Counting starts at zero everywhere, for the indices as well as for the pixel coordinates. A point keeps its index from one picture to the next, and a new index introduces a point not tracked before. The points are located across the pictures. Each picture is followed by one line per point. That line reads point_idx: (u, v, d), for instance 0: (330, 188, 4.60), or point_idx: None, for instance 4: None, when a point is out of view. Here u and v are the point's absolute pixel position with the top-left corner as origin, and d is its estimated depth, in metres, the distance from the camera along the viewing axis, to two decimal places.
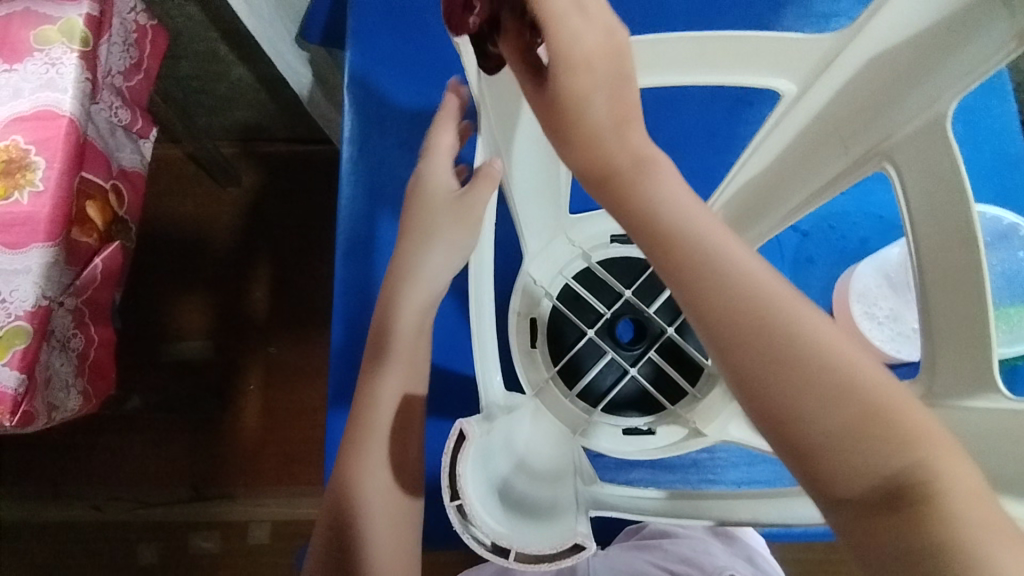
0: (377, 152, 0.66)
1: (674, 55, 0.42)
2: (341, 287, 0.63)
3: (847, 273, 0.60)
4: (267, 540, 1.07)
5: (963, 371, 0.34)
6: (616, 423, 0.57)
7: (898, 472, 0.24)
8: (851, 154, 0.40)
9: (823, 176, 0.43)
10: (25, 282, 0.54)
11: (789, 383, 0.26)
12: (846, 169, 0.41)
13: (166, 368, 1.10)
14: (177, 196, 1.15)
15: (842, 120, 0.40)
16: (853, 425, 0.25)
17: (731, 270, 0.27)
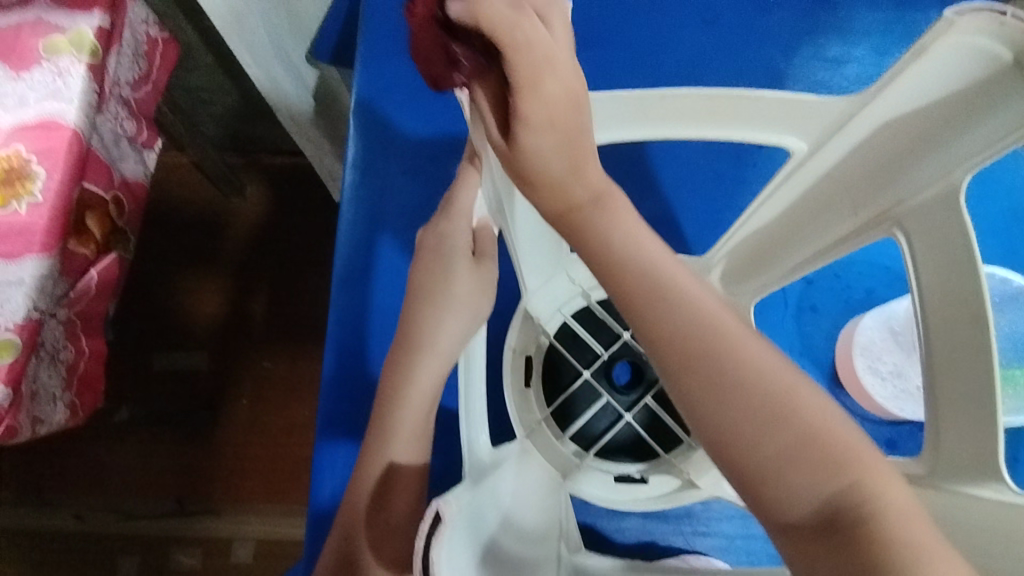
0: (380, 178, 0.66)
1: (683, 109, 0.40)
2: (336, 315, 0.62)
3: (851, 324, 0.59)
4: (250, 560, 1.05)
5: (968, 454, 0.33)
6: (609, 469, 0.56)
7: (836, 494, 0.25)
8: (859, 217, 0.40)
9: (831, 235, 0.42)
10: (17, 294, 0.52)
11: (728, 412, 0.26)
12: (855, 229, 0.41)
13: (160, 377, 1.09)
14: (180, 205, 1.14)
15: (853, 183, 0.40)
16: (791, 450, 0.26)
17: (684, 309, 0.27)
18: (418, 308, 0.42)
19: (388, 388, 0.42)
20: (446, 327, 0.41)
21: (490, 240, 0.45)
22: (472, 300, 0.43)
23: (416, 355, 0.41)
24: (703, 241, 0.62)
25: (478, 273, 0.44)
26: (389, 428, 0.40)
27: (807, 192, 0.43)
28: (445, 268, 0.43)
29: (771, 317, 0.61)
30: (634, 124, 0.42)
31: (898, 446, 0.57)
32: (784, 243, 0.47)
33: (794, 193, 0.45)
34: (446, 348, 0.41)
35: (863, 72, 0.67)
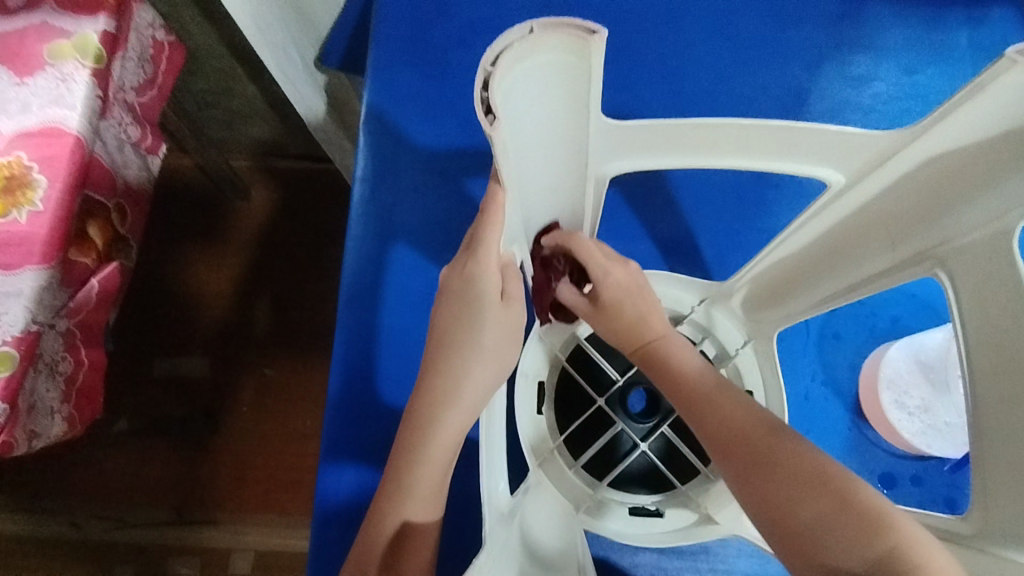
0: (389, 194, 0.64)
1: (715, 140, 0.38)
2: (343, 336, 0.60)
3: (878, 354, 0.57)
4: (248, 571, 1.03)
5: (1021, 517, 0.30)
6: (623, 501, 0.54)
7: (880, 554, 0.32)
8: (898, 253, 0.39)
9: (865, 268, 0.41)
10: (15, 305, 0.51)
11: (769, 478, 0.36)
12: (892, 265, 0.40)
13: (160, 384, 1.07)
14: (184, 208, 1.13)
15: (890, 219, 0.38)
16: (824, 512, 0.33)
17: (725, 407, 0.39)
18: (442, 358, 0.40)
19: (406, 441, 0.40)
20: (471, 381, 0.40)
21: (516, 276, 0.42)
22: (499, 352, 0.41)
23: (438, 410, 0.39)
24: (723, 266, 0.60)
25: (507, 316, 0.41)
26: (409, 488, 0.39)
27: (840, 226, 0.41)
28: (475, 315, 0.40)
29: (792, 345, 0.59)
30: (664, 156, 0.41)
31: (923, 484, 0.55)
32: (812, 277, 0.45)
33: (822, 228, 0.42)
34: (470, 402, 0.40)
35: (891, 88, 0.65)
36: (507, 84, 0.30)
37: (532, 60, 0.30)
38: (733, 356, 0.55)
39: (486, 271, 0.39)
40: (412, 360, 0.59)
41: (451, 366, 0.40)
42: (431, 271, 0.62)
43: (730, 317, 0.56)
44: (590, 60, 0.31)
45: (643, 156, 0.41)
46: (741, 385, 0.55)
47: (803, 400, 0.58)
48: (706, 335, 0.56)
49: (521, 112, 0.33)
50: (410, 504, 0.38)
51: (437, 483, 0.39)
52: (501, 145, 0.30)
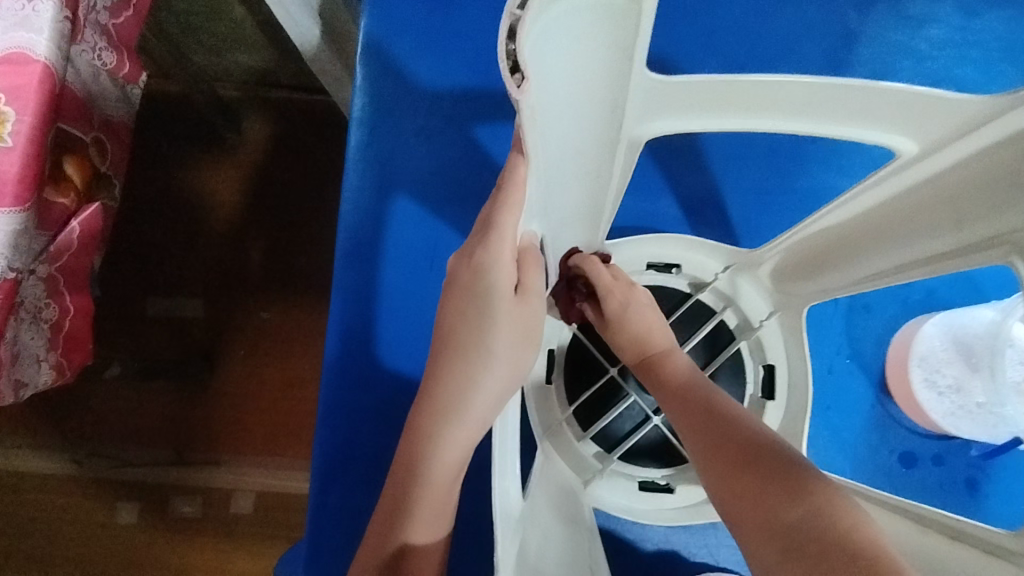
0: (388, 140, 0.58)
1: (780, 99, 0.35)
2: (339, 296, 0.56)
3: (910, 329, 0.53)
4: (249, 511, 1.02)
5: None
6: (632, 474, 0.52)
7: (802, 515, 0.31)
8: (960, 236, 0.34)
9: (924, 247, 0.36)
10: None
11: (718, 447, 0.36)
12: (953, 249, 0.34)
13: (155, 324, 1.04)
14: (173, 140, 1.06)
15: (962, 196, 0.33)
16: (762, 476, 0.33)
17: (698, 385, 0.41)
18: (451, 363, 0.38)
19: (411, 450, 0.39)
20: (481, 390, 0.38)
21: (534, 261, 0.38)
22: (512, 357, 0.39)
23: (443, 421, 0.38)
24: (748, 227, 0.58)
25: (523, 311, 0.38)
26: (409, 510, 0.38)
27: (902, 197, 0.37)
28: (487, 312, 0.37)
29: (819, 315, 0.56)
30: (708, 111, 0.37)
31: (945, 464, 0.53)
32: (859, 251, 0.41)
33: (879, 198, 0.38)
34: (477, 416, 0.38)
35: (951, 33, 0.58)
36: (538, 31, 0.24)
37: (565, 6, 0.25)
38: (756, 328, 0.52)
39: (499, 263, 0.35)
40: (414, 324, 0.56)
41: (459, 374, 0.38)
42: (434, 226, 0.57)
43: (755, 287, 0.53)
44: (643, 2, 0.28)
45: (687, 116, 0.38)
46: (762, 358, 0.53)
47: (827, 373, 0.55)
48: (729, 305, 0.53)
49: (552, 69, 0.27)
50: (412, 522, 0.38)
51: (445, 492, 0.39)
52: (529, 112, 0.25)
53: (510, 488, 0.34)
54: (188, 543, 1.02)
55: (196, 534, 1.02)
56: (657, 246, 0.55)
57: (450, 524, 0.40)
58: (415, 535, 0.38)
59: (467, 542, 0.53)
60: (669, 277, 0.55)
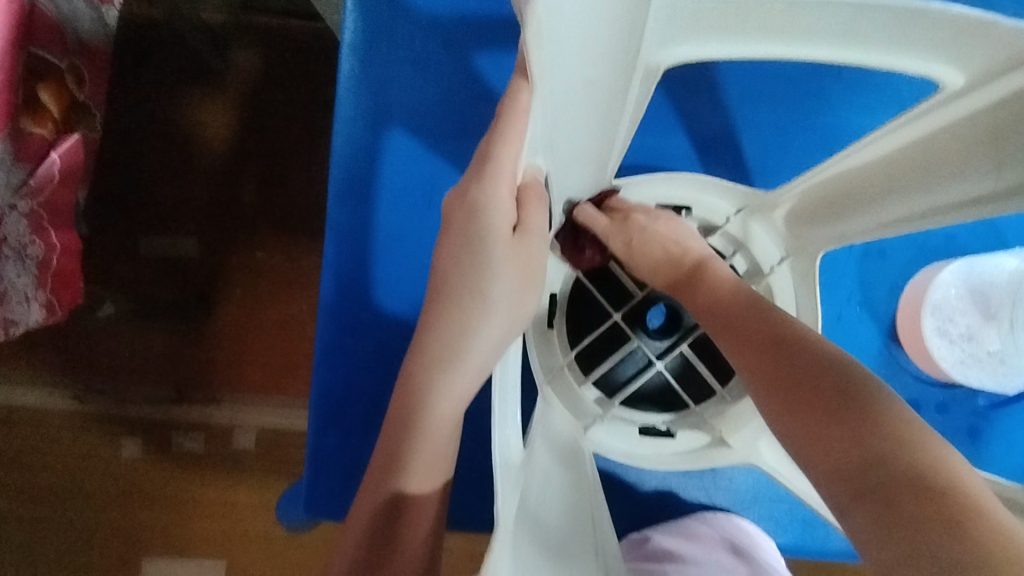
0: (383, 69, 0.54)
1: (812, 24, 0.32)
2: (332, 236, 0.53)
3: (924, 276, 0.52)
4: (251, 448, 1.03)
5: None
6: (632, 419, 0.52)
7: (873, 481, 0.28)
8: (1002, 177, 0.32)
9: (956, 190, 0.34)
10: None
11: None
12: (991, 192, 0.33)
13: (148, 262, 1.02)
14: (158, 69, 1.01)
15: (1005, 133, 0.30)
16: None
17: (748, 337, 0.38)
18: (447, 309, 0.37)
19: (408, 398, 0.38)
20: (479, 339, 0.37)
21: (538, 198, 0.35)
22: (512, 302, 0.37)
23: (440, 370, 0.37)
24: (763, 167, 0.55)
25: (523, 255, 0.36)
26: (409, 456, 0.38)
27: (934, 137, 0.34)
28: (483, 256, 0.36)
29: (832, 259, 0.54)
30: (736, 36, 0.34)
31: (948, 412, 0.53)
32: (885, 194, 0.39)
33: (909, 138, 0.36)
34: (475, 363, 0.37)
35: None
36: None
37: None
38: (766, 274, 0.50)
39: (496, 200, 0.34)
40: (411, 266, 0.54)
41: (458, 318, 0.37)
42: (432, 163, 0.54)
43: (769, 231, 0.50)
44: None
45: (711, 43, 0.35)
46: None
47: (835, 320, 0.53)
48: (739, 249, 0.51)
49: None
50: (410, 469, 0.38)
51: (444, 440, 0.38)
52: (535, 35, 0.23)
53: (511, 437, 0.33)
54: (191, 478, 1.03)
55: (200, 469, 1.03)
56: (666, 186, 0.52)
57: (450, 468, 0.40)
58: (411, 482, 0.38)
59: (467, 483, 0.53)
60: (678, 219, 0.52)
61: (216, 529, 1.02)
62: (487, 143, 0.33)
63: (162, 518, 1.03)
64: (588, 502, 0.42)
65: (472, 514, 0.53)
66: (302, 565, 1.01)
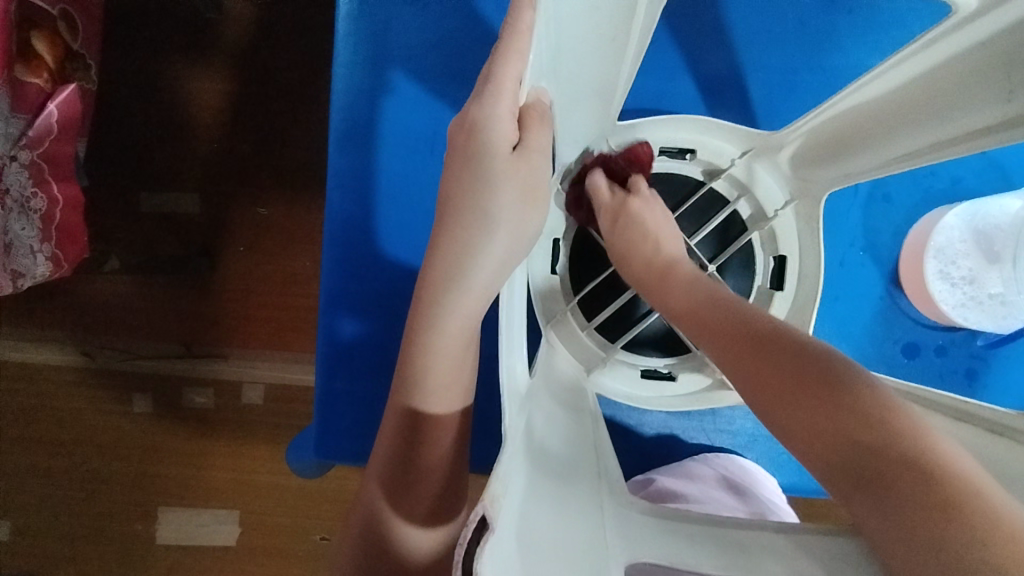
0: (383, 8, 0.53)
1: None
2: (337, 180, 0.53)
3: (929, 219, 0.52)
4: (259, 402, 1.05)
5: None
6: (635, 363, 0.53)
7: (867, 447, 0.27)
8: (1010, 107, 0.31)
9: (964, 121, 0.34)
10: None
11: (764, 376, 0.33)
12: (997, 122, 0.32)
13: (151, 219, 1.02)
14: (152, 21, 0.99)
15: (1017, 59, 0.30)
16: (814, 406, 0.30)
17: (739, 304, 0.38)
18: (451, 231, 0.37)
19: (417, 322, 0.39)
20: (483, 261, 0.37)
21: (540, 118, 0.36)
22: (517, 220, 0.37)
23: (445, 297, 0.37)
24: (770, 110, 0.54)
25: (524, 173, 0.36)
26: (420, 381, 0.39)
27: (946, 64, 0.34)
28: (483, 175, 0.36)
29: (836, 204, 0.53)
30: None
31: (947, 354, 0.53)
32: (890, 130, 0.39)
33: (920, 67, 0.36)
34: (480, 287, 0.37)
35: None
36: None
37: None
38: (769, 218, 0.50)
39: (496, 117, 0.35)
40: (419, 208, 0.54)
41: (462, 244, 0.37)
42: (433, 106, 0.53)
43: (773, 172, 0.50)
44: None
45: None
46: (774, 250, 0.51)
47: (838, 265, 0.53)
48: (744, 193, 0.51)
49: None
50: (423, 391, 0.39)
51: (454, 363, 0.39)
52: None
53: (516, 364, 0.33)
54: (201, 432, 1.06)
55: (212, 423, 1.06)
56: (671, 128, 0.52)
57: (461, 406, 0.41)
58: (425, 404, 0.39)
59: (476, 424, 0.55)
60: (683, 164, 0.52)
61: (229, 481, 1.05)
62: (496, 71, 0.33)
63: (175, 470, 1.06)
64: (594, 432, 0.43)
65: (481, 455, 0.55)
66: (314, 513, 1.04)
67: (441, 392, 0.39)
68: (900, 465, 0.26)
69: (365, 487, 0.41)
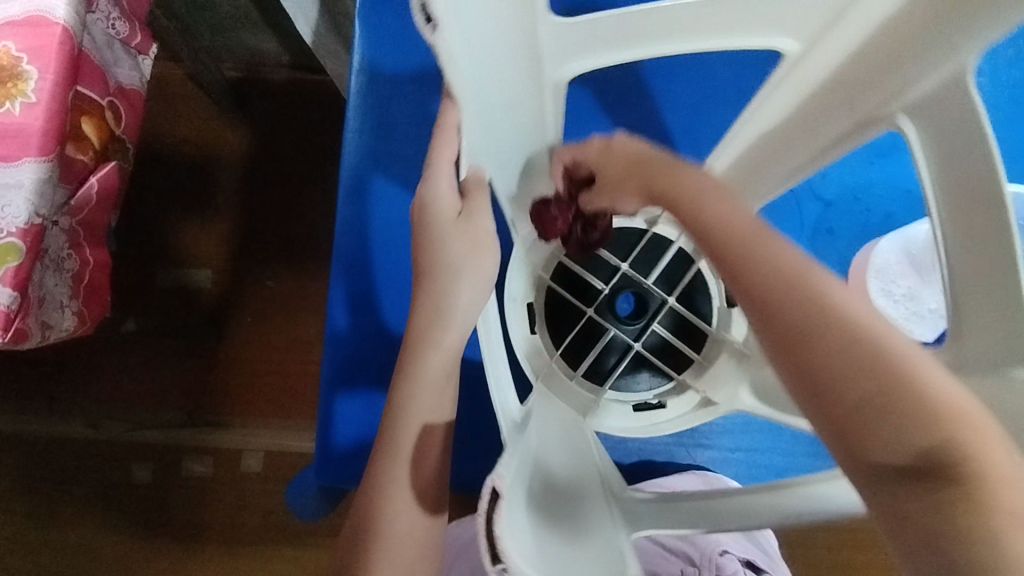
0: (381, 139, 0.67)
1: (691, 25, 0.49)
2: (344, 274, 0.65)
3: (867, 247, 0.59)
4: (258, 470, 1.06)
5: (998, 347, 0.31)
6: (625, 400, 0.58)
7: (929, 449, 0.24)
8: (858, 117, 0.43)
9: (830, 136, 0.46)
10: (17, 197, 0.51)
11: (824, 340, 0.27)
12: (854, 130, 0.44)
13: (165, 294, 1.09)
14: (179, 119, 1.11)
15: (854, 84, 0.43)
16: (863, 376, 0.26)
17: (741, 221, 0.30)
18: (427, 287, 0.46)
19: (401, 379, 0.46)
20: (453, 301, 0.46)
21: (479, 188, 0.46)
22: (474, 261, 0.47)
23: (423, 342, 0.46)
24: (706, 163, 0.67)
25: (472, 227, 0.46)
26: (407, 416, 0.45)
27: (807, 95, 0.48)
28: (444, 235, 0.47)
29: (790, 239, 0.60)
30: (632, 41, 0.50)
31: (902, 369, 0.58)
32: (781, 154, 0.51)
33: (793, 103, 0.50)
34: (456, 321, 0.46)
35: None
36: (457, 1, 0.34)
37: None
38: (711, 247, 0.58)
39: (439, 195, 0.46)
40: (403, 279, 0.66)
41: (438, 296, 0.46)
42: None
43: (699, 211, 0.60)
44: None
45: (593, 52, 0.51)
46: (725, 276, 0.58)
47: None
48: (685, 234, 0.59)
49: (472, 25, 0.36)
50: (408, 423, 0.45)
51: (437, 392, 0.46)
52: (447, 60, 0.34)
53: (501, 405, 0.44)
54: (199, 502, 1.06)
55: (210, 492, 1.06)
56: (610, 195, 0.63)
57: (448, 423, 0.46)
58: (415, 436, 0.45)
59: None
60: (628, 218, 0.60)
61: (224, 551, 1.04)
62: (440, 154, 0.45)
63: (171, 540, 1.06)
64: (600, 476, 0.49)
65: None
66: None
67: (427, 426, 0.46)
68: (937, 459, 0.24)
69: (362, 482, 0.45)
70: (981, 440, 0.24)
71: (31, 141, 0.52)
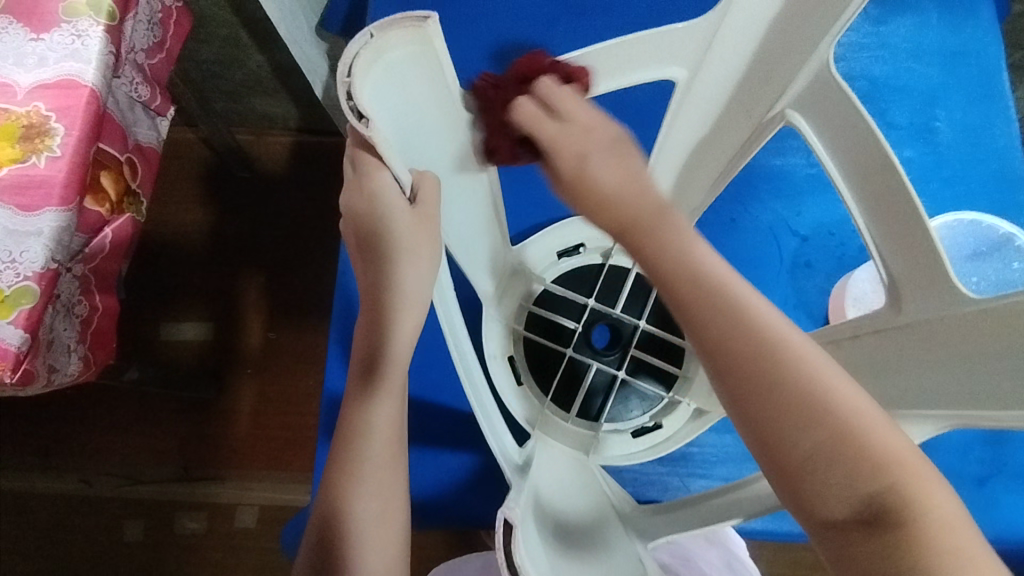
0: None
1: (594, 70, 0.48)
2: (337, 342, 0.65)
3: (843, 280, 0.65)
4: (253, 526, 1.05)
5: (960, 343, 0.36)
6: (623, 429, 0.59)
7: (875, 495, 0.25)
8: (756, 118, 0.49)
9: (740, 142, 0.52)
10: (34, 244, 0.47)
11: (767, 383, 0.27)
12: (755, 132, 0.50)
13: (168, 348, 1.10)
14: (190, 180, 1.16)
15: (749, 95, 0.49)
16: (827, 438, 0.26)
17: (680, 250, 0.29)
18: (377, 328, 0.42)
19: (352, 435, 0.41)
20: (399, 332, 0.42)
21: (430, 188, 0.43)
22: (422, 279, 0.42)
23: (371, 389, 0.42)
24: None
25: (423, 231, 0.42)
26: (359, 477, 0.40)
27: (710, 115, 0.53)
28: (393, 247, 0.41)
29: (768, 272, 0.67)
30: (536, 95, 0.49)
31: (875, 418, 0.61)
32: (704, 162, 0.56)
33: (701, 121, 0.54)
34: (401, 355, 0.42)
35: (863, 39, 0.72)
36: (375, 73, 0.37)
37: (386, 53, 0.37)
38: None
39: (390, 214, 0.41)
40: None
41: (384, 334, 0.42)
42: None
43: None
44: (433, 41, 0.39)
45: None
46: None
47: None
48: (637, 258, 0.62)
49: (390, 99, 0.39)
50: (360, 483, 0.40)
51: (389, 439, 0.41)
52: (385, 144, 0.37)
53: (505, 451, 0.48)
54: (191, 560, 1.04)
55: (203, 550, 1.04)
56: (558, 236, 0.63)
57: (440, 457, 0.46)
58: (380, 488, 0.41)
59: None
60: (585, 257, 0.63)
61: None
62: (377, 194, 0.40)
63: None
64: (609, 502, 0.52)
65: None
66: None
67: (379, 475, 0.41)
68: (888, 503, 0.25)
69: (321, 509, 0.41)
70: (909, 477, 0.26)
71: (53, 191, 0.48)
